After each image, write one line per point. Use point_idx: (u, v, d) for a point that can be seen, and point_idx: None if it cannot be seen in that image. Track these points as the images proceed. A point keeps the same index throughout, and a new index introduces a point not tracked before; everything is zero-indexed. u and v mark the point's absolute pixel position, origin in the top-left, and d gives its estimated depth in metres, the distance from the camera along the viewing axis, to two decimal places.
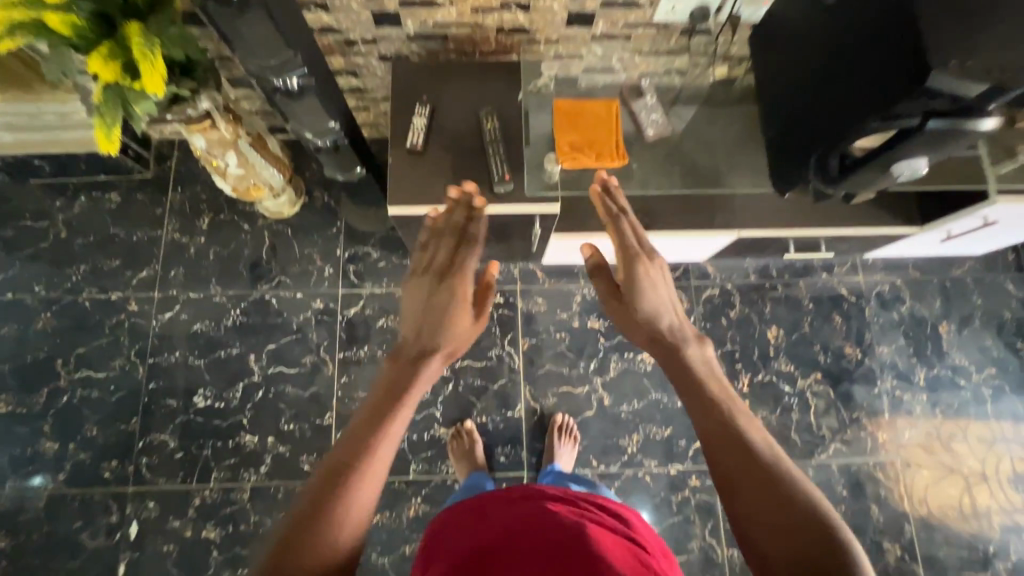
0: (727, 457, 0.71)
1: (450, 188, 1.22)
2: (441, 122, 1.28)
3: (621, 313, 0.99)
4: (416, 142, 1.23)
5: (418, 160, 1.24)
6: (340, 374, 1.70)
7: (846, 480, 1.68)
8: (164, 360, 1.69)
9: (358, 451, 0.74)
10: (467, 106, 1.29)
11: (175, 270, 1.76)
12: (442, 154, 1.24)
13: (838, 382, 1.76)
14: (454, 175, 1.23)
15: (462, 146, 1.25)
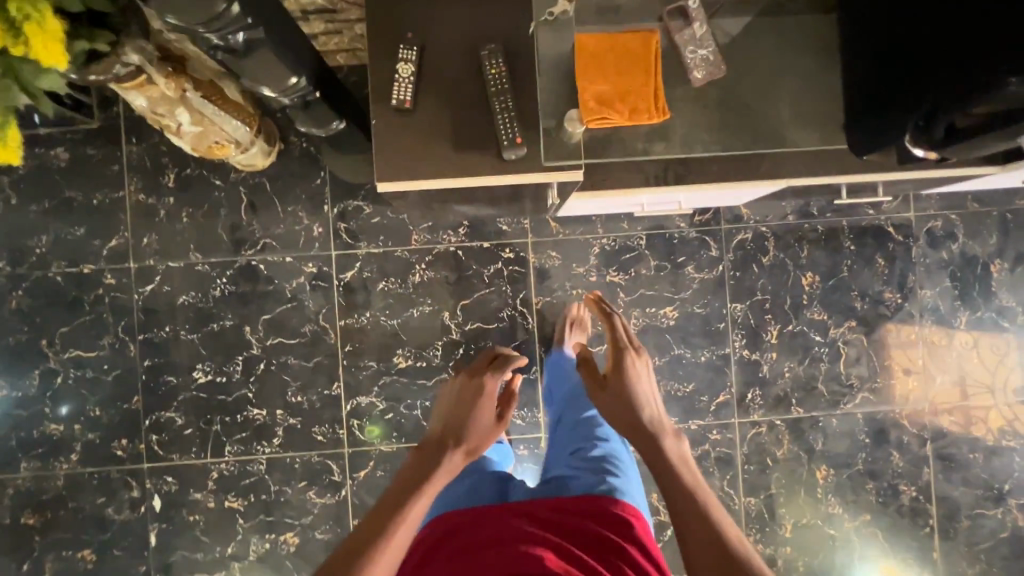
0: (686, 518, 0.83)
1: (452, 156, 1.00)
2: (430, 62, 1.01)
3: (610, 394, 1.07)
4: (403, 97, 0.98)
5: (410, 120, 1.00)
6: (344, 343, 1.60)
7: (870, 428, 1.64)
8: (154, 336, 1.58)
9: (384, 524, 0.83)
10: (466, 37, 1.01)
11: (148, 236, 1.58)
12: (439, 109, 1.00)
13: (873, 330, 1.65)
14: (454, 139, 1.00)
15: (462, 96, 1.00)
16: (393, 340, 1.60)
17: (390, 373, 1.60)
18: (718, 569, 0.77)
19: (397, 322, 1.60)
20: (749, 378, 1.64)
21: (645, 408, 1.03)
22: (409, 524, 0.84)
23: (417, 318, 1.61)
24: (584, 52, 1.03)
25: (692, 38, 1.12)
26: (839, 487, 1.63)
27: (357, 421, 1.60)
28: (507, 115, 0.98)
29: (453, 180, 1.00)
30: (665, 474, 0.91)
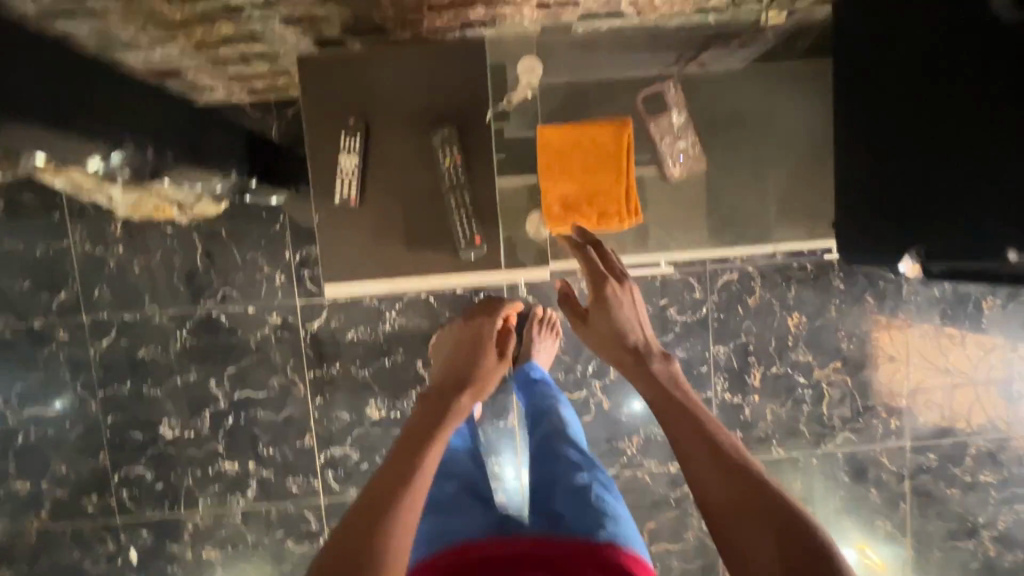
0: (709, 485, 0.69)
1: (398, 256, 1.05)
2: (386, 152, 1.03)
3: (590, 328, 0.98)
4: (350, 197, 1.02)
5: (358, 219, 1.04)
6: (315, 394, 1.55)
7: (849, 466, 1.64)
8: (115, 391, 1.52)
9: (404, 471, 0.72)
10: (413, 129, 1.03)
11: (99, 288, 1.49)
12: (385, 207, 1.04)
13: (859, 370, 1.61)
14: (405, 238, 1.05)
15: (412, 192, 1.04)
16: (366, 391, 1.55)
17: (364, 424, 1.56)
18: (752, 536, 0.64)
19: (368, 373, 1.54)
20: (730, 420, 1.62)
21: (633, 331, 0.95)
22: (431, 469, 0.75)
23: (388, 368, 1.55)
24: (547, 151, 1.12)
25: (669, 129, 1.17)
26: None
27: (332, 471, 1.57)
28: (466, 218, 1.04)
29: (400, 282, 1.07)
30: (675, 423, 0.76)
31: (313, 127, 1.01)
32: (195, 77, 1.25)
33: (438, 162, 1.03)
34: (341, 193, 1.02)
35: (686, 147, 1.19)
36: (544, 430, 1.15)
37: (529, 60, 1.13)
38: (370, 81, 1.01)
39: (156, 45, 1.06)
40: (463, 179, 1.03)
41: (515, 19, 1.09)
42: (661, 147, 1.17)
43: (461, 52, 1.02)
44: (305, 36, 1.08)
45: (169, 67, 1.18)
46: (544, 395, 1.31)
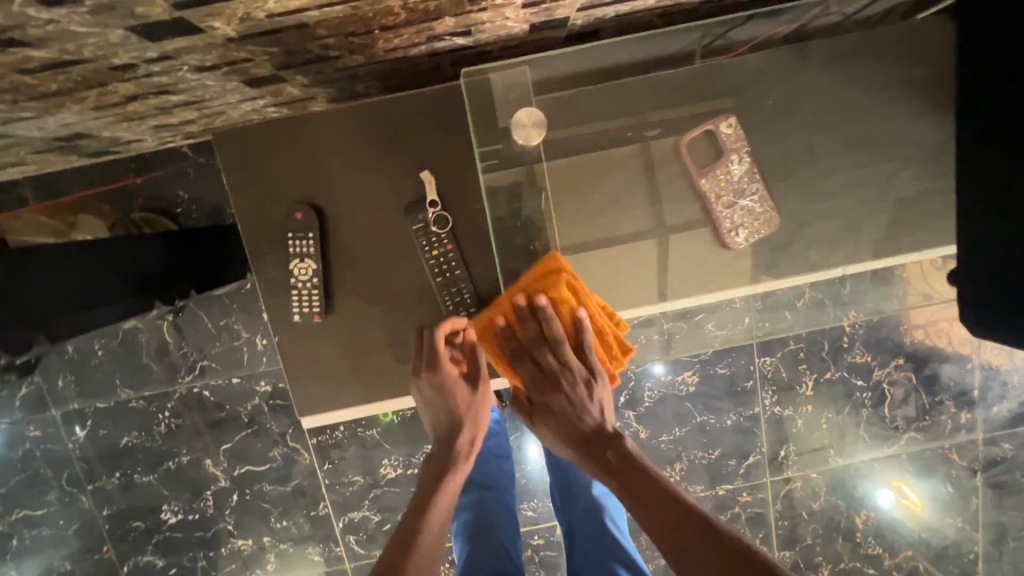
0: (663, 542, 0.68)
1: (379, 373, 0.94)
2: (359, 247, 0.91)
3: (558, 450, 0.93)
4: (315, 312, 0.91)
5: (328, 334, 0.93)
6: (321, 461, 1.39)
7: (915, 468, 1.48)
8: (105, 483, 1.39)
9: None
10: (377, 219, 0.91)
11: (63, 377, 1.33)
12: (360, 318, 0.93)
13: (923, 365, 1.43)
14: (392, 349, 0.94)
15: (390, 296, 0.93)
16: (377, 452, 1.38)
17: (380, 485, 1.40)
18: None
19: (377, 431, 1.37)
20: (782, 434, 1.46)
21: (579, 418, 0.88)
22: None
23: (398, 425, 1.37)
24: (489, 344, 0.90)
25: (727, 183, 0.91)
26: (881, 530, 1.48)
27: (352, 537, 1.42)
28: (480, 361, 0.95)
29: (393, 402, 0.97)
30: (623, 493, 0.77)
31: (254, 233, 0.90)
32: (113, 134, 1.02)
33: (422, 255, 0.91)
34: (305, 308, 0.91)
35: (752, 205, 0.92)
36: (578, 515, 1.05)
37: (530, 108, 0.87)
38: (327, 168, 0.89)
39: (44, 114, 0.84)
40: (458, 271, 0.91)
41: (496, 22, 0.82)
42: (716, 211, 0.92)
43: (408, 108, 0.88)
44: (231, 77, 0.84)
45: (77, 130, 0.96)
46: (568, 451, 1.18)
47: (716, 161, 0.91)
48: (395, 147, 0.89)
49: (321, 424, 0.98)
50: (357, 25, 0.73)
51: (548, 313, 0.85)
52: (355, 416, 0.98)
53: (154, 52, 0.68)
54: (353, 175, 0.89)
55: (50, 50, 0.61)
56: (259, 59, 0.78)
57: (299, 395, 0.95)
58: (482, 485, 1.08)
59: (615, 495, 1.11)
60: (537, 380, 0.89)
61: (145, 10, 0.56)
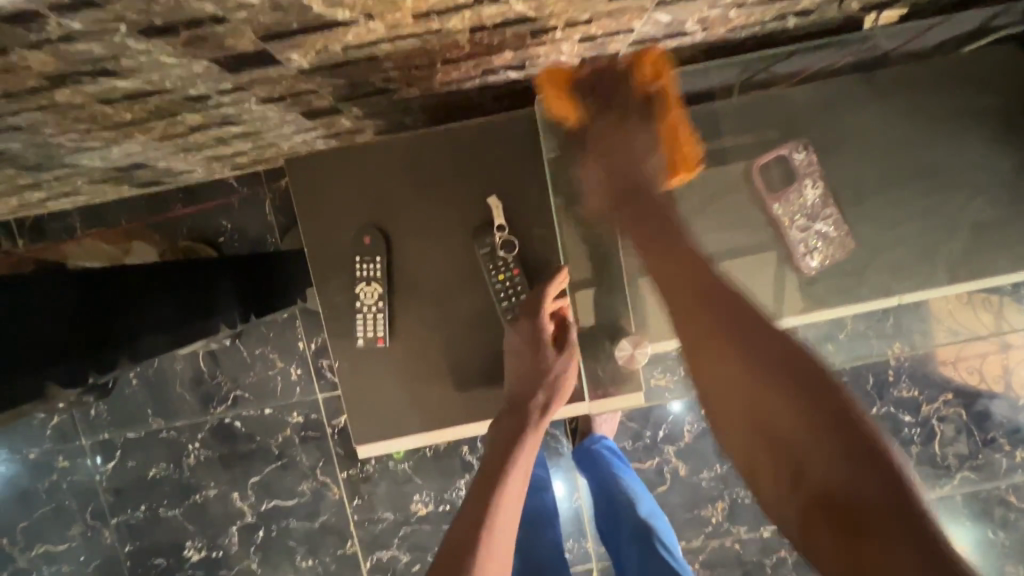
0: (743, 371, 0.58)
1: (439, 400, 0.92)
2: (421, 273, 0.91)
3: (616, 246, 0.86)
4: (379, 336, 0.90)
5: (390, 360, 0.92)
6: (351, 496, 1.35)
7: (969, 511, 1.41)
8: (129, 517, 1.35)
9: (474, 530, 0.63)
10: (442, 244, 0.91)
11: (96, 407, 1.32)
12: (421, 344, 0.92)
13: (973, 401, 1.38)
14: (452, 375, 0.92)
15: (452, 321, 0.92)
16: (408, 486, 1.34)
17: (411, 523, 1.35)
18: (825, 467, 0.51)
19: (409, 465, 1.34)
20: None
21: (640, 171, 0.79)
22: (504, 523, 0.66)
23: (431, 458, 1.34)
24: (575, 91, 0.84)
25: (801, 207, 0.92)
26: None
27: None
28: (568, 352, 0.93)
29: (452, 432, 0.94)
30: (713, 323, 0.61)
31: (320, 258, 0.91)
32: (168, 165, 1.05)
33: (486, 282, 0.91)
34: (369, 332, 0.91)
35: (827, 230, 0.92)
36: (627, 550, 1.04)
37: None
38: (392, 193, 0.90)
39: (110, 144, 0.86)
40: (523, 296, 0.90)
41: (551, 57, 0.84)
42: (790, 234, 0.92)
43: (473, 138, 0.90)
44: (292, 109, 0.86)
45: (135, 160, 0.98)
46: (604, 474, 1.12)
47: (790, 185, 0.92)
48: (458, 175, 0.91)
49: (377, 454, 0.95)
50: (422, 58, 0.75)
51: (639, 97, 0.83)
52: (411, 446, 0.95)
53: (230, 83, 0.70)
54: (418, 201, 0.91)
55: (136, 80, 0.63)
56: (323, 92, 0.81)
57: (354, 422, 0.93)
58: (527, 526, 1.04)
59: (660, 514, 1.08)
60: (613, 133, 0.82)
61: (233, 42, 0.58)
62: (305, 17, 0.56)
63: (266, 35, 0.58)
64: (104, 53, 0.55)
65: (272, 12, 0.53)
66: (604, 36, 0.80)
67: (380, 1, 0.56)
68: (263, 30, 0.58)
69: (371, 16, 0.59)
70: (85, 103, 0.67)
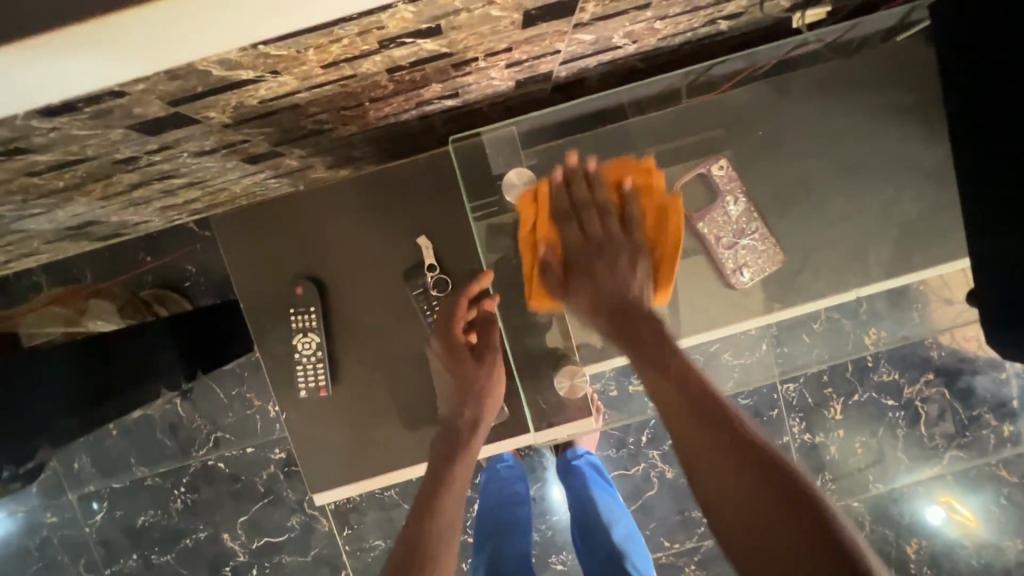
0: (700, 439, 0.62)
1: (387, 443, 0.95)
2: (359, 317, 0.94)
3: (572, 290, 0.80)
4: (321, 385, 0.93)
5: (335, 408, 0.95)
6: (340, 527, 1.35)
7: (964, 489, 1.40)
8: (122, 566, 1.36)
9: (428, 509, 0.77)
10: (380, 286, 0.94)
11: (79, 460, 1.33)
12: (366, 388, 0.95)
13: (955, 379, 1.37)
14: (402, 417, 0.95)
15: (394, 360, 0.95)
16: (396, 512, 1.34)
17: None
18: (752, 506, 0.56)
19: (395, 492, 1.34)
20: (816, 462, 1.40)
21: (621, 284, 0.78)
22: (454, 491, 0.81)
23: (416, 482, 1.34)
24: (535, 215, 0.84)
25: (726, 224, 0.92)
26: (936, 559, 1.39)
27: None
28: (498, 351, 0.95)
29: (409, 470, 0.96)
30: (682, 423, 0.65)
31: (257, 312, 0.94)
32: (121, 218, 1.05)
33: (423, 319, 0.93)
34: (310, 382, 0.93)
35: (754, 243, 0.93)
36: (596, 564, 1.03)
37: (520, 168, 0.88)
38: (322, 240, 0.93)
39: (52, 209, 0.86)
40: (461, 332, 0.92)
41: (482, 83, 0.84)
42: (718, 253, 0.92)
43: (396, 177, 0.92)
44: (230, 158, 0.86)
45: (85, 219, 0.99)
46: (585, 498, 1.14)
47: (713, 202, 0.92)
48: (384, 218, 0.93)
49: (334, 499, 0.98)
50: (348, 99, 0.75)
51: (596, 182, 0.84)
52: (367, 487, 0.97)
53: (154, 144, 0.70)
54: (346, 245, 0.93)
55: (55, 154, 0.63)
56: (256, 139, 0.81)
57: (309, 472, 0.96)
58: (497, 533, 1.08)
59: (638, 539, 1.09)
60: (579, 244, 0.80)
61: (142, 110, 0.58)
62: (207, 82, 0.56)
63: (174, 100, 0.58)
64: (9, 135, 0.55)
65: (170, 81, 0.53)
66: (531, 59, 0.79)
67: (280, 59, 0.56)
68: (171, 96, 0.58)
69: (277, 72, 0.59)
70: (11, 179, 0.67)
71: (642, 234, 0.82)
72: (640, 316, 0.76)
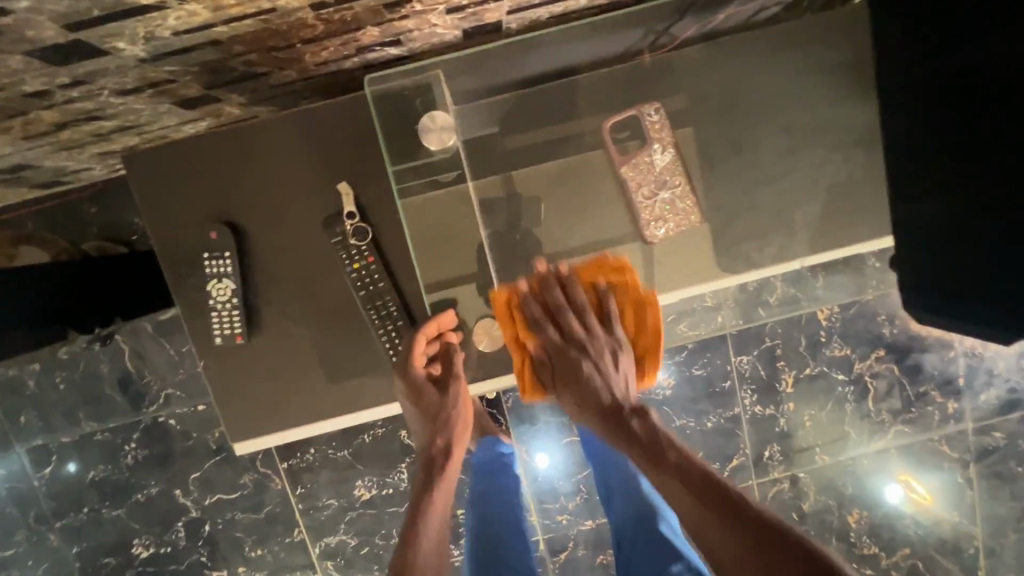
0: (730, 549, 0.62)
1: (308, 394, 0.96)
2: (277, 266, 0.93)
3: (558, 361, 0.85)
4: (237, 333, 0.93)
5: (253, 355, 0.95)
6: (293, 486, 1.36)
7: (906, 464, 1.44)
8: (74, 519, 1.35)
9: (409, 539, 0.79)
10: (297, 234, 0.93)
11: (26, 413, 1.31)
12: (285, 339, 0.95)
13: (905, 355, 1.40)
14: (322, 367, 0.96)
15: (316, 311, 0.94)
16: (349, 473, 1.35)
17: (355, 508, 1.36)
18: None
19: (348, 452, 1.34)
20: (765, 433, 1.42)
21: (602, 389, 0.82)
22: (439, 523, 0.84)
23: (369, 444, 1.34)
24: (509, 319, 0.91)
25: (650, 173, 0.96)
26: (876, 529, 1.44)
27: (330, 562, 1.39)
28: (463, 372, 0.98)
29: (335, 420, 0.98)
30: (709, 530, 0.64)
31: (169, 258, 0.92)
32: (56, 164, 1.02)
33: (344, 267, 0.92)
34: (226, 331, 0.93)
35: (672, 197, 0.97)
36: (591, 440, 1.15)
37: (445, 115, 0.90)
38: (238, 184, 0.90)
39: None
40: (382, 283, 0.92)
41: (424, 29, 0.81)
42: (638, 200, 0.96)
43: (329, 115, 0.89)
44: (160, 101, 0.82)
45: (15, 162, 0.94)
46: None
47: (640, 147, 0.96)
48: (304, 165, 0.90)
49: (256, 449, 1.00)
50: (276, 39, 0.71)
51: (570, 281, 0.90)
52: (293, 438, 0.99)
53: (65, 77, 0.67)
54: (267, 193, 0.91)
55: None
56: (183, 80, 0.77)
57: (229, 423, 0.97)
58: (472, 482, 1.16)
59: None
60: (557, 349, 0.86)
61: (36, 33, 0.55)
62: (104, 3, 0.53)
63: (71, 24, 0.55)
64: None
65: None
66: (473, 5, 0.76)
67: None
68: (69, 20, 0.55)
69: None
70: None
71: (623, 333, 0.89)
72: (632, 415, 0.79)
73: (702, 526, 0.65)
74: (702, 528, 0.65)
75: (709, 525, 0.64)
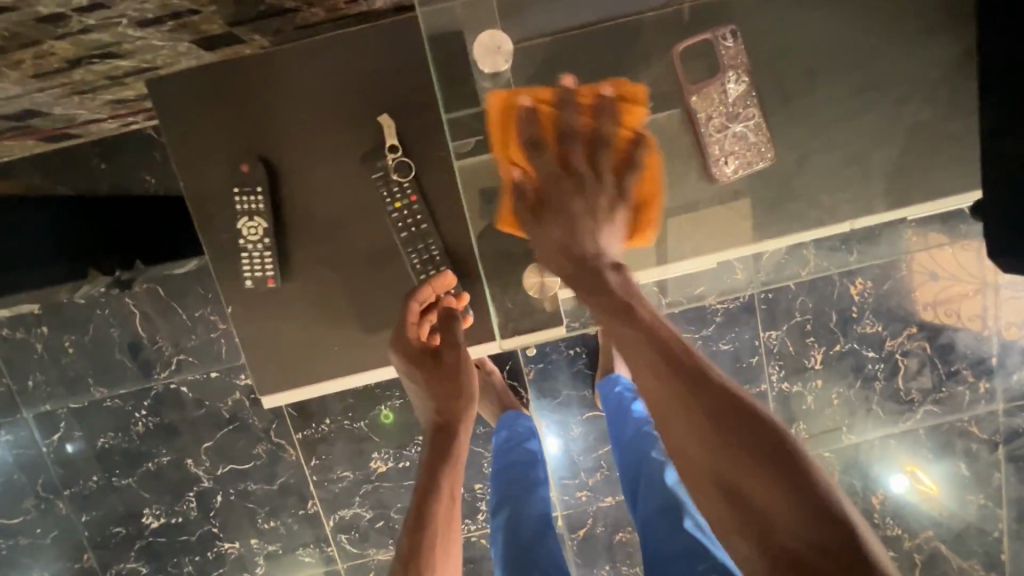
0: (710, 437, 0.60)
1: (342, 342, 0.92)
2: (312, 205, 0.89)
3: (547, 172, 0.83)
4: (268, 276, 0.89)
5: (285, 301, 0.91)
6: (308, 457, 1.32)
7: (933, 445, 1.41)
8: (83, 488, 1.32)
9: (419, 518, 0.78)
10: (335, 170, 0.88)
11: (33, 377, 1.27)
12: (319, 283, 0.91)
13: (938, 334, 1.36)
14: (357, 314, 0.92)
15: (352, 254, 0.90)
16: (365, 445, 1.32)
17: (371, 480, 1.33)
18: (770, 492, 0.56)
19: (365, 424, 1.31)
20: (789, 412, 1.39)
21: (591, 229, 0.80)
22: (448, 499, 0.82)
23: (387, 415, 1.31)
24: (502, 130, 0.84)
25: (721, 104, 0.90)
26: (900, 510, 1.41)
27: (345, 535, 1.36)
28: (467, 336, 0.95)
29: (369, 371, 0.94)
30: (689, 416, 0.61)
31: (199, 194, 0.88)
32: (67, 112, 0.96)
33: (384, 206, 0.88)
34: (257, 273, 0.88)
35: (744, 132, 0.91)
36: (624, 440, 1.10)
37: (496, 34, 0.84)
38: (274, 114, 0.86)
39: None
40: (424, 225, 0.89)
41: None
42: (707, 135, 0.91)
43: (368, 47, 0.85)
44: (181, 37, 0.77)
45: (24, 106, 0.89)
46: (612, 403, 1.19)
47: (712, 77, 0.90)
48: (343, 96, 0.86)
49: (284, 402, 0.96)
50: None
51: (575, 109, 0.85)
52: (325, 390, 0.95)
53: None
54: (304, 125, 0.87)
55: None
56: (207, 11, 0.72)
57: (257, 373, 0.93)
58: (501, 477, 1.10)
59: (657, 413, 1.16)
60: (553, 177, 0.83)
61: None
62: None
63: None
64: None
65: None
66: None
67: None
68: None
69: None
70: None
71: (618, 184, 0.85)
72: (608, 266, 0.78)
73: (684, 411, 0.62)
74: (684, 419, 0.62)
75: (693, 411, 0.61)
